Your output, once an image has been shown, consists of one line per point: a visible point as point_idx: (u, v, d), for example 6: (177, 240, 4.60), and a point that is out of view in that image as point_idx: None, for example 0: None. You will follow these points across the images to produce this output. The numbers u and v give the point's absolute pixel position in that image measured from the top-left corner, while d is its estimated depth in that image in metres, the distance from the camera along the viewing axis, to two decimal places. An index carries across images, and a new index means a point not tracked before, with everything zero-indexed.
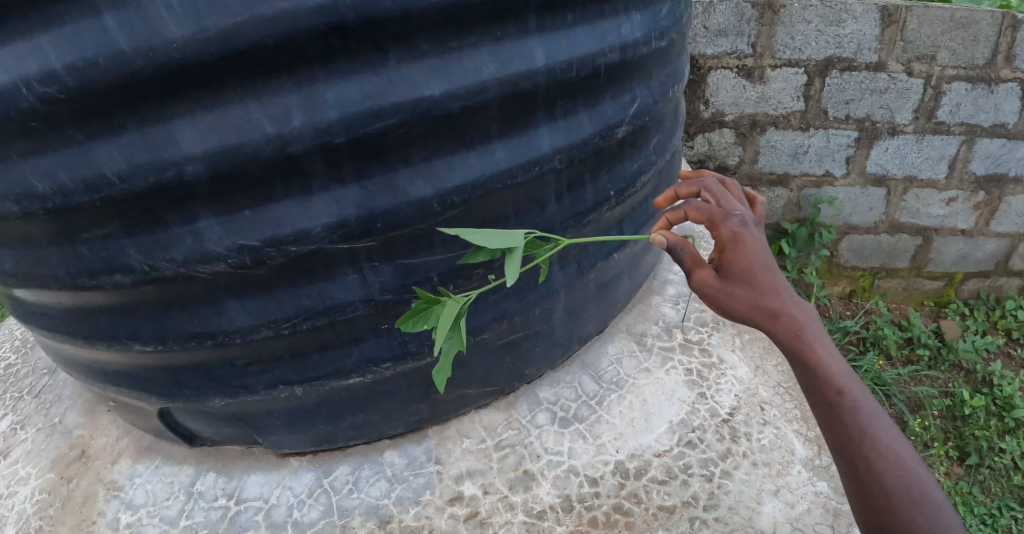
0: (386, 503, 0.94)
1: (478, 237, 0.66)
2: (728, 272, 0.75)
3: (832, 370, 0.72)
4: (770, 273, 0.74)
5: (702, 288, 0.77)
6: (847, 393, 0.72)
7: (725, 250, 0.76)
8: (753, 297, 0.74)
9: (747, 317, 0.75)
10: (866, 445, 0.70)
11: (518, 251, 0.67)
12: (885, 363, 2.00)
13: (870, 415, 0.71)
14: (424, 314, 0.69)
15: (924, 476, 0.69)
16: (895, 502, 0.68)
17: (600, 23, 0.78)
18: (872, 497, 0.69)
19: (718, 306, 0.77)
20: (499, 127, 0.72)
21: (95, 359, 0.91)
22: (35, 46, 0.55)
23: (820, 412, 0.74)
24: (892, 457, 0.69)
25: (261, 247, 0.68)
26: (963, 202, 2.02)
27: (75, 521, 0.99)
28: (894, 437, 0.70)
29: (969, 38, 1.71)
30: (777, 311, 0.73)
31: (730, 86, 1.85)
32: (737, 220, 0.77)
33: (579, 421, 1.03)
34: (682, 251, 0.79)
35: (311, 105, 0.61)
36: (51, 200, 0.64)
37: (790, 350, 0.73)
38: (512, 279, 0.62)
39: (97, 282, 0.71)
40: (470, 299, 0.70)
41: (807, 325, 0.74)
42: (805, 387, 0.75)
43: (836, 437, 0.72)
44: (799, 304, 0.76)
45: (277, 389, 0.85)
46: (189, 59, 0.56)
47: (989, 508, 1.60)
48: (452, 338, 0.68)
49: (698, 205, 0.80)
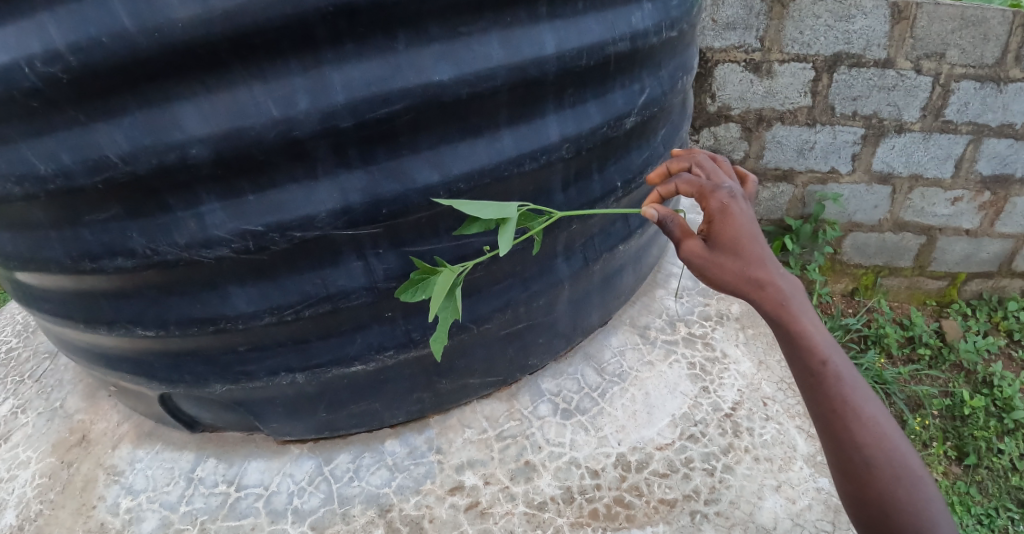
0: (386, 491, 0.94)
1: (472, 208, 0.65)
2: (716, 243, 0.74)
3: (817, 341, 0.72)
4: (757, 244, 0.74)
5: (691, 258, 0.76)
6: (831, 363, 0.71)
7: (713, 221, 0.75)
8: (741, 268, 0.73)
9: (732, 287, 0.74)
10: (849, 416, 0.70)
11: (511, 221, 0.66)
12: (886, 361, 2.00)
13: (853, 386, 0.71)
14: (421, 285, 0.69)
15: (904, 446, 0.69)
16: (876, 472, 0.68)
17: (610, 12, 0.77)
18: (853, 467, 0.69)
19: (706, 276, 0.76)
20: (506, 114, 0.71)
21: (96, 342, 0.91)
22: (38, 24, 0.55)
23: (802, 384, 0.74)
24: (874, 427, 0.69)
25: (265, 232, 0.67)
26: (968, 201, 2.01)
27: (76, 505, 0.99)
28: (876, 407, 0.71)
29: (979, 36, 1.69)
30: (764, 282, 0.72)
31: (736, 80, 1.83)
32: (725, 193, 0.76)
33: (581, 413, 1.03)
34: (672, 223, 0.77)
35: (318, 88, 0.60)
36: (52, 181, 0.63)
37: (775, 321, 0.73)
38: (505, 250, 0.62)
39: (99, 266, 0.71)
40: (466, 269, 0.70)
41: (792, 296, 0.73)
42: (789, 359, 0.75)
43: (819, 409, 0.72)
44: (784, 276, 0.75)
45: (279, 376, 0.85)
46: (194, 40, 0.55)
47: (986, 508, 1.59)
48: (448, 306, 0.68)
49: (687, 179, 0.79)
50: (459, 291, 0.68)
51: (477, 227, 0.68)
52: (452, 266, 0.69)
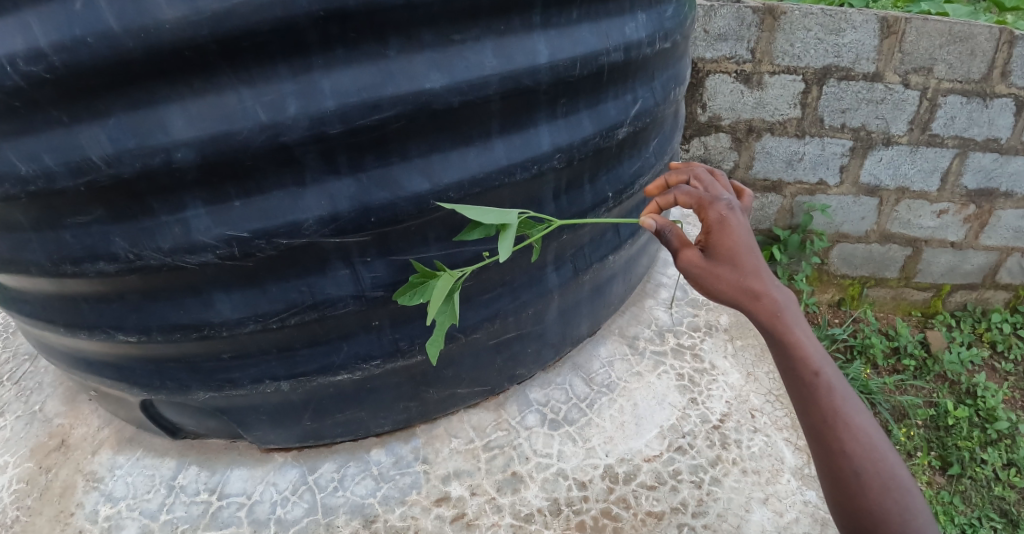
0: (371, 502, 0.93)
1: (472, 213, 0.65)
2: (713, 253, 0.74)
3: (810, 353, 0.72)
4: (754, 255, 0.74)
5: (688, 268, 0.76)
6: (823, 374, 0.71)
7: (711, 232, 0.75)
8: (737, 278, 0.73)
9: (727, 297, 0.74)
10: (840, 427, 0.70)
11: (511, 229, 0.65)
12: (872, 372, 2.02)
13: (845, 398, 0.71)
14: (420, 289, 0.68)
15: (894, 458, 0.69)
16: (866, 483, 0.68)
17: (604, 22, 0.77)
18: (843, 478, 0.69)
19: (702, 286, 0.76)
20: (498, 123, 0.71)
21: (77, 346, 0.89)
22: (21, 22, 0.53)
23: (795, 394, 0.74)
24: (865, 440, 0.69)
25: (251, 238, 0.66)
26: (954, 214, 2.03)
27: (53, 512, 0.97)
28: (867, 421, 0.71)
29: (966, 52, 1.71)
30: (760, 293, 0.72)
31: (727, 91, 1.85)
32: (724, 204, 0.76)
33: (569, 423, 1.02)
34: (670, 233, 0.77)
35: (308, 94, 0.59)
36: (33, 183, 0.62)
37: (770, 331, 0.73)
38: (503, 257, 0.62)
39: (80, 269, 0.69)
40: (465, 274, 0.70)
41: (786, 308, 0.73)
42: (782, 370, 0.75)
43: (810, 419, 0.72)
44: (779, 287, 0.75)
45: (264, 384, 0.84)
46: (182, 42, 0.54)
47: (969, 518, 1.61)
48: (446, 311, 0.68)
49: (687, 190, 0.79)
50: (458, 296, 0.68)
51: (478, 233, 0.68)
52: (452, 271, 0.69)
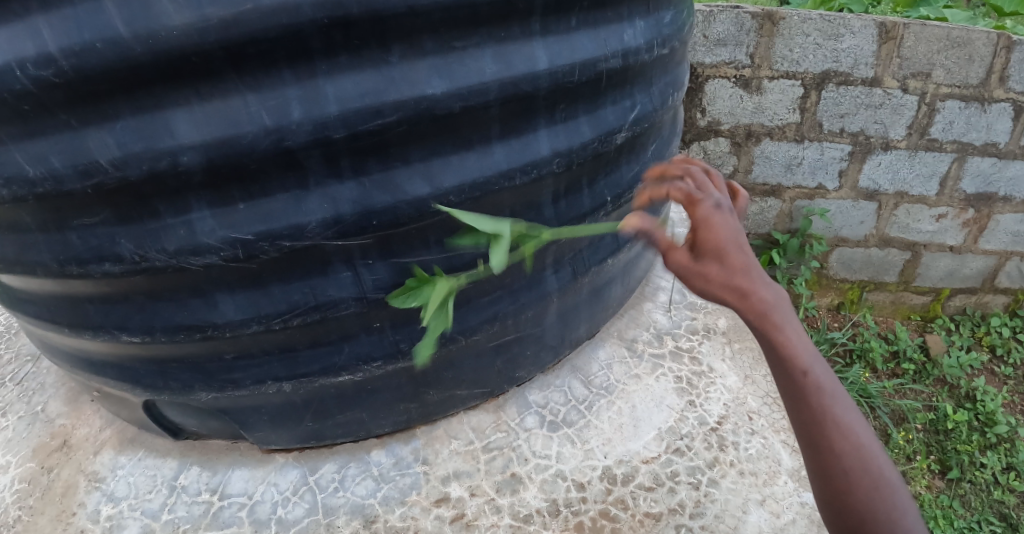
0: (371, 502, 0.93)
1: (469, 219, 0.65)
2: (701, 251, 0.74)
3: (800, 352, 0.71)
4: (742, 253, 0.73)
5: (676, 266, 0.76)
6: (813, 373, 0.71)
7: (699, 229, 0.74)
8: (726, 276, 0.72)
9: (715, 295, 0.73)
10: (830, 427, 0.70)
11: (506, 237, 0.65)
12: (871, 376, 2.04)
13: (834, 397, 0.71)
14: (414, 294, 0.69)
15: (882, 457, 0.70)
16: (855, 483, 0.69)
17: (603, 28, 0.78)
18: (833, 479, 0.70)
19: (690, 284, 0.75)
20: (498, 128, 0.72)
21: (80, 347, 0.90)
22: (33, 29, 0.55)
23: (784, 394, 0.73)
24: (853, 439, 0.70)
25: (255, 241, 0.67)
26: (952, 218, 2.05)
27: (55, 512, 0.98)
28: (856, 419, 0.71)
29: (964, 57, 1.73)
30: (747, 291, 0.71)
31: (728, 95, 1.86)
32: (711, 201, 0.75)
33: (568, 425, 1.03)
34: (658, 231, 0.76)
35: (311, 98, 0.60)
36: (42, 185, 0.63)
37: (759, 331, 0.72)
38: (497, 266, 0.62)
39: (86, 271, 0.70)
40: (460, 281, 0.70)
41: (775, 306, 0.72)
42: (770, 368, 0.74)
43: (799, 420, 0.72)
44: (768, 284, 0.74)
45: (266, 385, 0.85)
46: (188, 48, 0.55)
47: (969, 522, 1.62)
48: (437, 318, 0.67)
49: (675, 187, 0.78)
50: (450, 303, 0.68)
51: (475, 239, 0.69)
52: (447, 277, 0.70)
